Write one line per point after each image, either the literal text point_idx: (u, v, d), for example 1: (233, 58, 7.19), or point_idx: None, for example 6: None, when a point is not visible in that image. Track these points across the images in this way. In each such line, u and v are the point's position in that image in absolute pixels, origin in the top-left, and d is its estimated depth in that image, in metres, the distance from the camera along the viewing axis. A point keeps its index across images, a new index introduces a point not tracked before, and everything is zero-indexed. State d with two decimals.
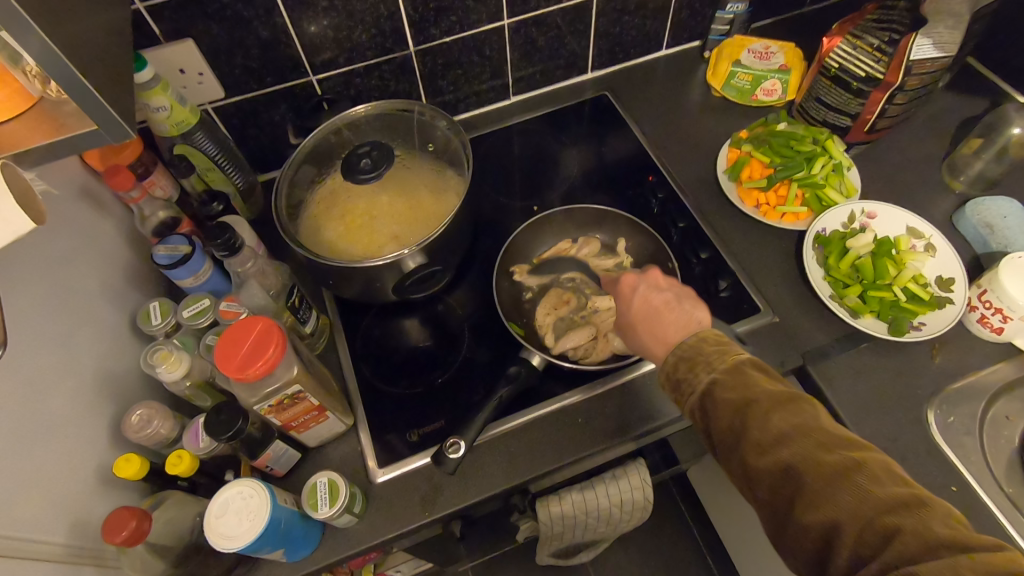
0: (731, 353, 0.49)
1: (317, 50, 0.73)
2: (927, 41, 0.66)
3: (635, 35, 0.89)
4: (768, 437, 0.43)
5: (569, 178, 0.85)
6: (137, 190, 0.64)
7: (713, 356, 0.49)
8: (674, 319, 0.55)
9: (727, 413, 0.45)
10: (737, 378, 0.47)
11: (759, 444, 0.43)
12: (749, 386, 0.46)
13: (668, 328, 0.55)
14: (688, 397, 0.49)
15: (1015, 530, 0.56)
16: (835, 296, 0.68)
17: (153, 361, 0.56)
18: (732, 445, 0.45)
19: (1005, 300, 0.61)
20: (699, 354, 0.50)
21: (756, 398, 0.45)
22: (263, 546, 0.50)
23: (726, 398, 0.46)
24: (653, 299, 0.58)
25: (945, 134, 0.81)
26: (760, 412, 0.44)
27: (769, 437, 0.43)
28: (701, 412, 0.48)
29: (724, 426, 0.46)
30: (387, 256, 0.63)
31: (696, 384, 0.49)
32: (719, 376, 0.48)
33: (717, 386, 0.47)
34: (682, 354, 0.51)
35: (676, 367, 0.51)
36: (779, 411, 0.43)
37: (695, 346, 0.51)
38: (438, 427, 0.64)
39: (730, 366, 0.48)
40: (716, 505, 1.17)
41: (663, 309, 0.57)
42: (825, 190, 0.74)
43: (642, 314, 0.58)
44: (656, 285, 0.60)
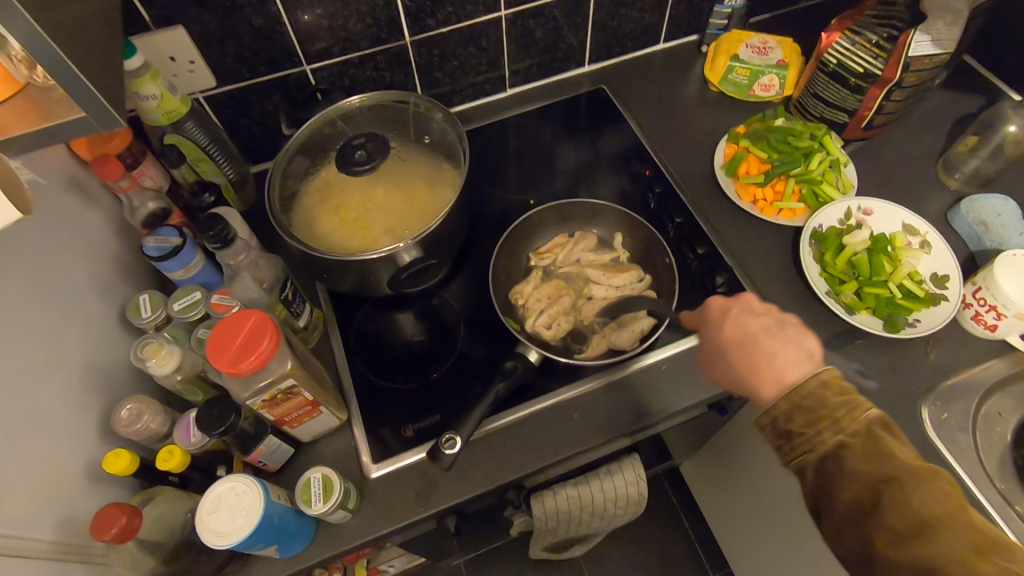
0: (858, 409, 0.46)
1: (311, 39, 0.72)
2: (926, 38, 0.66)
3: (633, 28, 0.88)
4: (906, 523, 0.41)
5: (565, 172, 0.85)
6: (127, 180, 0.63)
7: (840, 412, 0.46)
8: (772, 347, 0.52)
9: (856, 485, 0.43)
10: (872, 448, 0.44)
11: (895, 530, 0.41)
12: (890, 457, 0.43)
13: (766, 356, 0.52)
14: (805, 455, 0.47)
15: (1008, 526, 0.57)
16: (831, 292, 0.68)
17: (143, 355, 0.55)
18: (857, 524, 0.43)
19: (999, 298, 0.61)
20: (822, 405, 0.47)
21: (895, 478, 0.42)
22: (256, 542, 0.49)
23: (860, 469, 0.44)
24: (748, 323, 0.56)
25: (942, 131, 0.82)
26: (899, 492, 0.42)
27: (909, 524, 0.41)
28: (819, 477, 0.46)
29: (849, 501, 0.44)
30: (382, 250, 0.62)
31: (818, 442, 0.46)
32: (850, 440, 0.45)
33: (847, 452, 0.45)
34: (801, 403, 0.48)
35: (790, 418, 0.48)
36: (921, 494, 0.41)
37: (815, 394, 0.47)
38: (434, 423, 0.64)
39: (861, 429, 0.45)
40: (710, 500, 1.18)
41: (763, 335, 0.54)
42: (822, 185, 0.74)
43: (736, 338, 0.56)
44: (751, 309, 0.58)
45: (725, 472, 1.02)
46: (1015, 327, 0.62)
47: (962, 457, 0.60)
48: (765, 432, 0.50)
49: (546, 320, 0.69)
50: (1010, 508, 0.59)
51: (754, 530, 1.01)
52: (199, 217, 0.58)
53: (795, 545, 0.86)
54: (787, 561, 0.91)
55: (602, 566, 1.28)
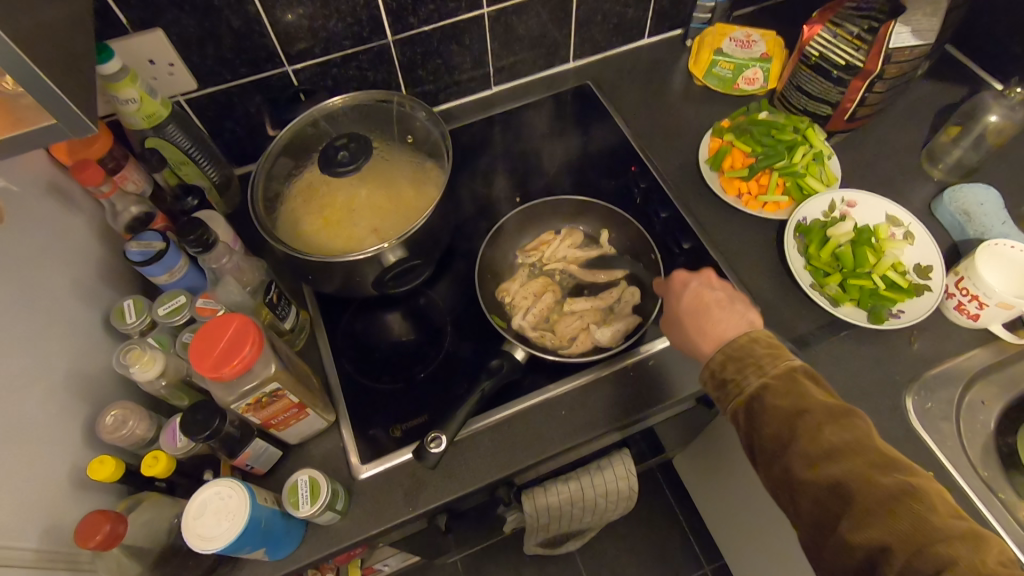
0: (781, 357, 0.50)
1: (292, 40, 0.71)
2: (906, 29, 0.66)
3: (617, 23, 0.88)
4: (818, 449, 0.44)
5: (551, 169, 0.85)
6: (108, 185, 0.63)
7: (765, 360, 0.50)
8: (717, 314, 0.56)
9: (776, 419, 0.47)
10: (790, 386, 0.48)
11: (808, 454, 0.44)
12: (801, 392, 0.47)
13: (711, 321, 0.55)
14: (734, 398, 0.50)
15: (992, 514, 0.57)
16: (816, 285, 0.68)
17: (126, 361, 0.54)
18: (777, 453, 0.46)
19: (980, 287, 0.62)
20: (749, 354, 0.51)
21: (809, 409, 0.46)
22: (244, 544, 0.49)
23: (775, 404, 0.47)
24: (700, 292, 0.59)
25: (925, 122, 0.82)
26: (814, 421, 0.45)
27: (823, 449, 0.44)
28: (746, 419, 0.49)
29: (771, 434, 0.47)
30: (367, 250, 0.62)
31: (743, 386, 0.50)
32: (771, 381, 0.48)
33: (767, 391, 0.48)
34: (730, 354, 0.52)
35: (722, 367, 0.52)
36: (831, 423, 0.45)
37: (748, 346, 0.51)
38: (422, 422, 0.64)
39: (782, 372, 0.49)
40: (703, 494, 1.18)
41: (713, 306, 0.56)
42: (806, 178, 0.75)
43: (687, 305, 0.58)
44: (709, 282, 0.60)
45: (718, 465, 1.03)
46: (997, 317, 0.62)
47: (947, 447, 0.61)
48: (705, 385, 0.54)
49: (533, 320, 0.70)
50: (995, 497, 0.59)
51: (748, 522, 1.02)
52: (179, 222, 0.58)
53: (786, 536, 0.87)
54: (779, 552, 0.91)
55: (598, 560, 1.29)
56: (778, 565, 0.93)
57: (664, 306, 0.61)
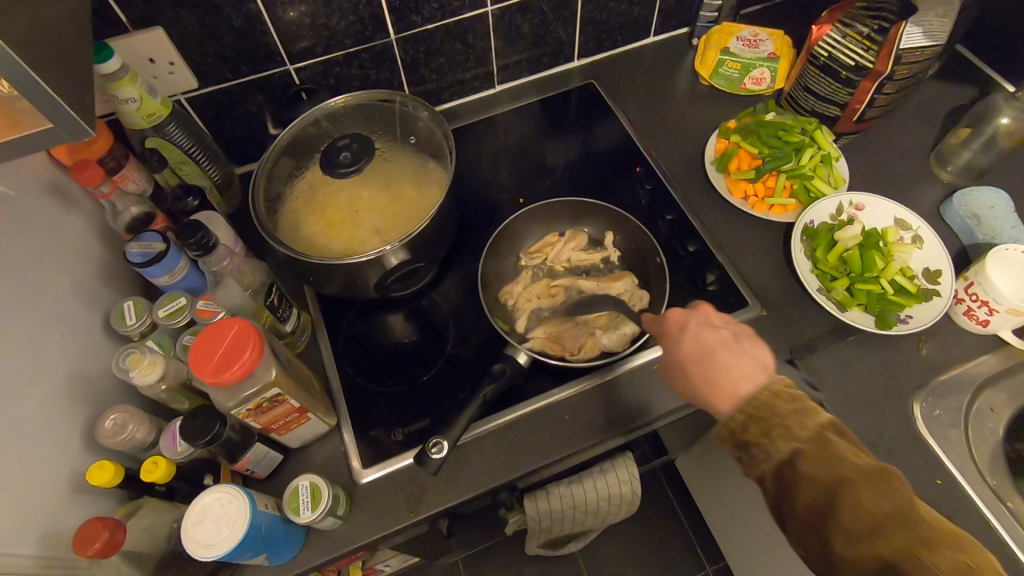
0: (807, 415, 0.47)
1: (293, 38, 0.71)
2: (917, 29, 0.65)
3: (623, 21, 0.87)
4: (862, 524, 0.41)
5: (555, 169, 0.84)
6: (108, 185, 0.62)
7: (790, 419, 0.47)
8: (727, 360, 0.53)
9: (811, 490, 0.44)
10: (824, 453, 0.45)
11: (853, 531, 0.42)
12: (840, 458, 0.44)
13: (723, 370, 0.53)
14: (762, 463, 0.47)
15: (1000, 524, 0.56)
16: (823, 289, 0.67)
17: (125, 365, 0.54)
18: (814, 524, 0.44)
19: (991, 293, 0.61)
20: (774, 415, 0.48)
21: (848, 477, 0.43)
22: (244, 551, 0.49)
23: (813, 473, 0.44)
24: (705, 336, 0.56)
25: (934, 124, 0.81)
26: (853, 493, 0.42)
27: (865, 525, 0.41)
28: (778, 483, 0.46)
29: (806, 504, 0.44)
30: (369, 253, 0.61)
31: (773, 451, 0.47)
32: (802, 446, 0.45)
33: (799, 458, 0.45)
34: (752, 413, 0.49)
35: (744, 428, 0.49)
36: (872, 492, 0.42)
37: (768, 404, 0.49)
38: (423, 426, 0.63)
39: (812, 433, 0.46)
40: (706, 496, 1.18)
41: (718, 348, 0.54)
42: (813, 180, 0.74)
43: (692, 353, 0.56)
44: (708, 322, 0.58)
45: (723, 468, 1.02)
46: (1007, 323, 0.61)
47: (955, 454, 0.60)
48: (726, 443, 0.51)
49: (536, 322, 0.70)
50: (1003, 506, 0.58)
51: (752, 525, 1.01)
52: (180, 224, 0.58)
53: None
54: (782, 556, 0.91)
55: (600, 562, 1.29)
56: (781, 568, 0.93)
57: (668, 355, 0.59)
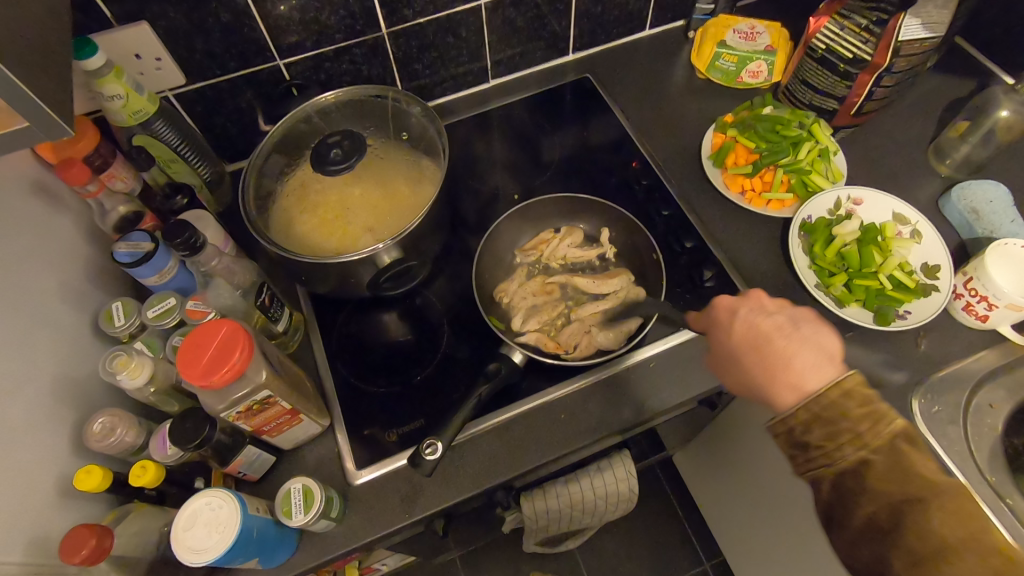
0: (881, 421, 0.44)
1: (283, 32, 0.69)
2: (916, 21, 0.64)
3: (618, 14, 0.86)
4: (926, 544, 0.39)
5: (550, 164, 0.83)
6: (94, 184, 0.61)
7: (861, 424, 0.44)
8: (789, 350, 0.50)
9: (874, 503, 0.42)
10: (895, 465, 0.42)
11: (913, 550, 0.40)
12: (912, 472, 0.41)
13: (786, 360, 0.49)
14: (821, 468, 0.45)
15: (999, 520, 0.56)
16: (821, 285, 0.67)
17: (113, 368, 0.53)
18: (872, 538, 0.42)
19: (990, 288, 0.60)
20: (841, 418, 0.45)
21: (919, 495, 0.40)
22: (237, 556, 0.48)
23: (877, 483, 0.42)
24: (760, 324, 0.53)
25: (932, 117, 0.80)
26: (921, 512, 0.40)
27: (928, 546, 0.39)
28: (836, 491, 0.45)
29: (866, 517, 0.42)
30: (362, 251, 0.60)
31: (836, 458, 0.44)
32: (870, 456, 0.43)
33: (867, 468, 0.43)
34: (816, 414, 0.46)
35: (809, 429, 0.46)
36: (943, 515, 0.39)
37: (839, 403, 0.45)
38: (418, 426, 0.63)
39: (885, 445, 0.43)
40: (704, 491, 1.17)
41: (777, 338, 0.51)
42: (811, 175, 0.73)
43: (747, 341, 0.53)
44: (762, 309, 0.55)
45: (720, 464, 1.02)
46: (1006, 318, 0.61)
47: (955, 450, 0.59)
48: (780, 440, 0.48)
49: (532, 321, 0.69)
50: (1002, 502, 0.58)
51: (749, 520, 1.01)
52: (167, 223, 0.56)
53: (789, 536, 0.86)
54: (781, 551, 0.91)
55: (598, 558, 1.29)
56: (780, 564, 0.92)
57: (721, 344, 0.56)
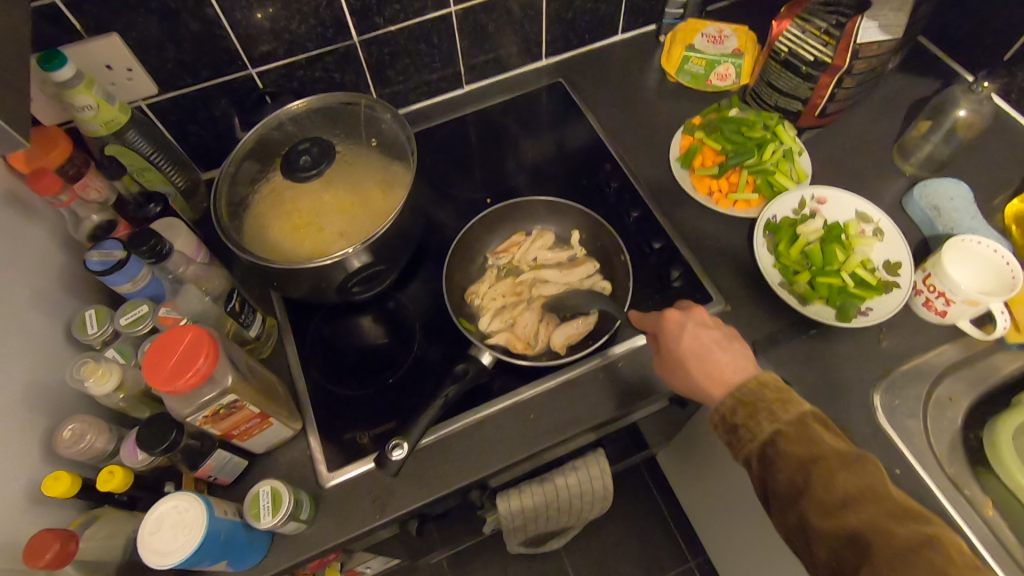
0: (789, 402, 0.50)
1: (254, 42, 0.70)
2: (872, 24, 0.65)
3: (590, 19, 0.88)
4: (834, 499, 0.45)
5: (524, 168, 0.84)
6: (66, 194, 0.62)
7: (775, 405, 0.50)
8: (722, 356, 0.55)
9: (791, 468, 0.47)
10: (802, 433, 0.48)
11: (824, 505, 0.45)
12: (816, 439, 0.47)
13: (719, 365, 0.55)
14: (749, 444, 0.50)
15: (957, 511, 0.57)
16: (785, 283, 0.67)
17: (80, 375, 0.53)
18: (791, 500, 0.47)
19: (947, 284, 0.61)
20: (760, 398, 0.51)
21: (821, 456, 0.46)
22: (204, 559, 0.49)
23: (790, 451, 0.48)
24: (702, 334, 0.57)
25: (897, 117, 0.81)
26: (826, 472, 0.46)
27: (837, 498, 0.45)
28: (761, 464, 0.49)
29: (786, 482, 0.47)
30: (332, 256, 0.61)
31: (759, 432, 0.50)
32: (784, 428, 0.49)
33: (781, 437, 0.49)
34: (744, 402, 0.51)
35: (737, 414, 0.51)
36: (843, 473, 0.45)
37: (757, 391, 0.52)
38: (389, 429, 0.63)
39: (794, 418, 0.49)
40: (687, 490, 1.18)
41: (714, 348, 0.56)
42: (776, 175, 0.74)
43: (691, 348, 0.56)
44: (701, 320, 0.59)
45: (700, 461, 1.03)
46: (964, 313, 0.62)
47: (916, 444, 0.60)
48: (717, 428, 0.53)
49: (499, 322, 0.69)
50: (961, 494, 0.59)
51: (730, 516, 1.02)
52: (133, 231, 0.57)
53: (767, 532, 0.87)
54: (761, 547, 0.92)
55: (583, 558, 1.29)
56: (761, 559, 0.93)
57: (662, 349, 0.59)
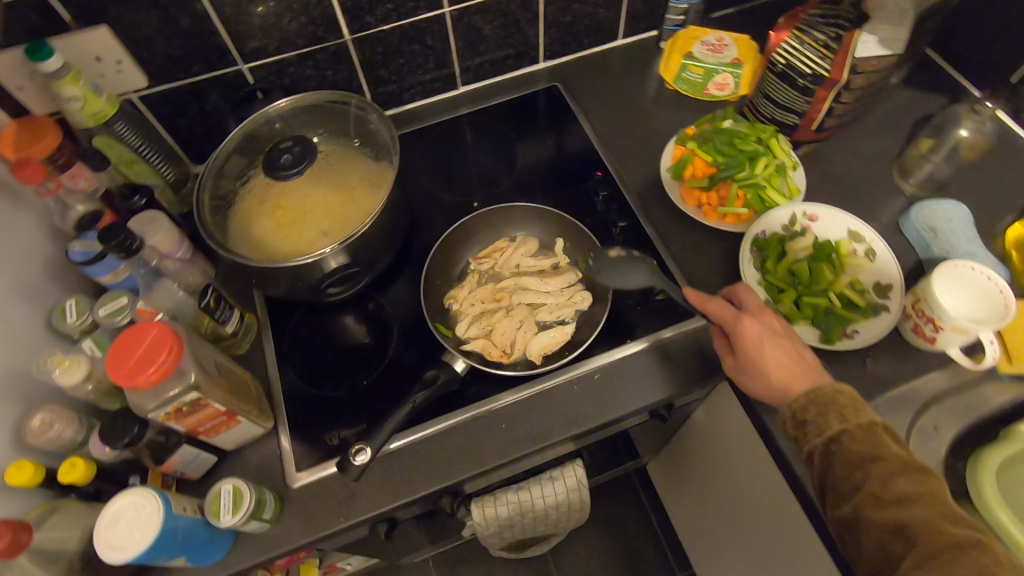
0: (860, 408, 0.49)
1: (244, 38, 0.70)
2: (873, 38, 0.63)
3: (588, 24, 0.86)
4: (888, 495, 0.44)
5: (515, 173, 0.83)
6: (52, 181, 0.63)
7: (846, 409, 0.49)
8: (799, 359, 0.54)
9: (850, 466, 0.46)
10: (869, 434, 0.47)
11: (879, 499, 0.44)
12: (880, 442, 0.46)
13: (797, 369, 0.53)
14: (812, 440, 0.49)
15: None
16: (769, 301, 0.66)
17: (49, 366, 0.54)
18: (845, 493, 0.46)
19: (936, 310, 0.59)
20: (830, 400, 0.50)
21: (885, 458, 0.45)
22: (159, 556, 0.49)
23: (851, 448, 0.47)
24: (776, 338, 0.55)
25: (899, 133, 0.79)
26: (884, 470, 0.45)
27: (893, 495, 0.44)
28: (820, 460, 0.49)
29: (843, 477, 0.46)
30: (309, 256, 0.61)
31: (823, 429, 0.49)
32: (851, 427, 0.48)
33: (846, 436, 0.48)
34: (817, 400, 0.50)
35: (806, 409, 0.50)
36: (905, 476, 0.44)
37: (830, 394, 0.50)
38: (359, 431, 0.63)
39: (862, 421, 0.48)
40: (675, 502, 1.17)
41: (790, 350, 0.54)
42: (766, 190, 0.72)
43: (771, 352, 0.54)
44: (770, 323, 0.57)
45: (689, 474, 1.01)
46: (953, 342, 0.59)
47: None
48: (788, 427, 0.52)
49: (477, 329, 0.69)
50: None
51: (717, 532, 1.00)
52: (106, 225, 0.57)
53: (750, 549, 0.85)
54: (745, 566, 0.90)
55: (569, 565, 1.28)
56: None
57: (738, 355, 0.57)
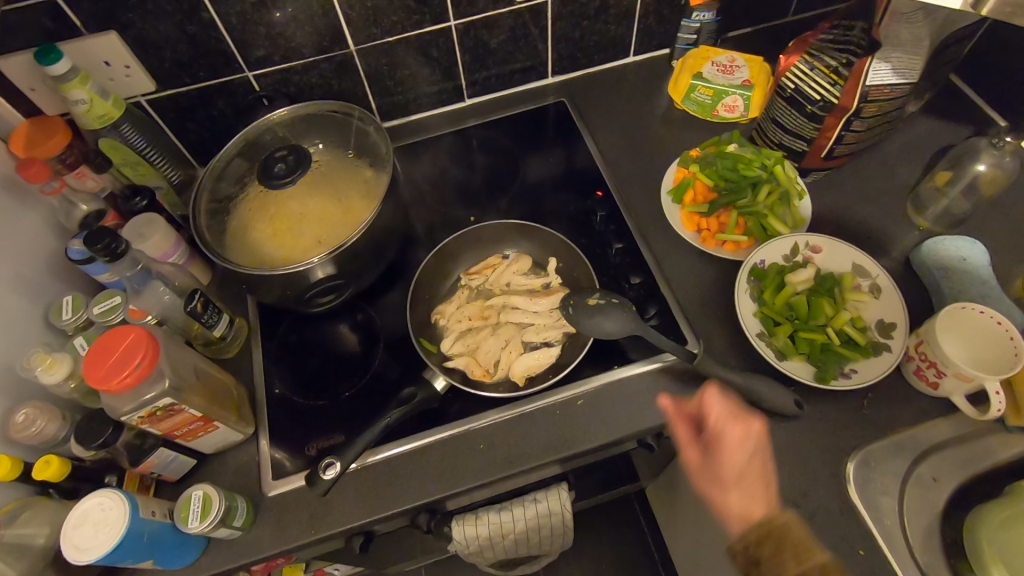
0: (814, 552, 0.46)
1: (249, 46, 0.71)
2: (884, 66, 0.60)
3: (599, 40, 0.85)
4: None
5: (516, 188, 0.83)
6: (56, 181, 0.64)
7: (800, 550, 0.46)
8: (759, 483, 0.51)
9: None
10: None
11: None
12: None
13: (756, 495, 0.51)
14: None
15: None
16: (764, 334, 0.63)
17: (31, 364, 0.56)
18: None
19: (939, 355, 0.56)
20: (783, 536, 0.47)
21: None
22: (124, 558, 0.49)
23: None
24: (741, 457, 0.52)
25: (916, 164, 0.76)
26: None
27: None
28: None
29: None
30: (295, 265, 0.61)
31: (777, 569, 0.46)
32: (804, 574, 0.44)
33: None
34: (771, 537, 0.48)
35: (758, 545, 0.48)
36: None
37: (784, 530, 0.47)
38: (337, 442, 0.63)
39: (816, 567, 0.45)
40: (672, 530, 1.13)
41: (752, 473, 0.52)
42: (769, 218, 0.70)
43: (734, 474, 0.51)
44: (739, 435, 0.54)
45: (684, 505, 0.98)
46: (958, 388, 0.56)
47: (889, 525, 0.55)
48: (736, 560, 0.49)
49: (461, 346, 0.68)
50: None
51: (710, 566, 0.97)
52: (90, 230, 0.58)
53: None
54: None
55: None
56: None
57: (707, 458, 0.54)
